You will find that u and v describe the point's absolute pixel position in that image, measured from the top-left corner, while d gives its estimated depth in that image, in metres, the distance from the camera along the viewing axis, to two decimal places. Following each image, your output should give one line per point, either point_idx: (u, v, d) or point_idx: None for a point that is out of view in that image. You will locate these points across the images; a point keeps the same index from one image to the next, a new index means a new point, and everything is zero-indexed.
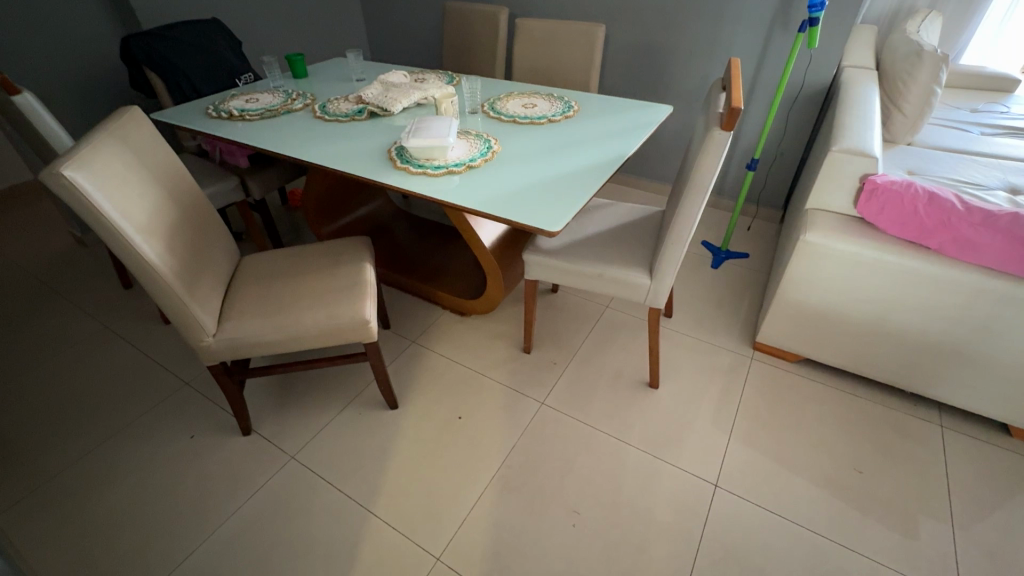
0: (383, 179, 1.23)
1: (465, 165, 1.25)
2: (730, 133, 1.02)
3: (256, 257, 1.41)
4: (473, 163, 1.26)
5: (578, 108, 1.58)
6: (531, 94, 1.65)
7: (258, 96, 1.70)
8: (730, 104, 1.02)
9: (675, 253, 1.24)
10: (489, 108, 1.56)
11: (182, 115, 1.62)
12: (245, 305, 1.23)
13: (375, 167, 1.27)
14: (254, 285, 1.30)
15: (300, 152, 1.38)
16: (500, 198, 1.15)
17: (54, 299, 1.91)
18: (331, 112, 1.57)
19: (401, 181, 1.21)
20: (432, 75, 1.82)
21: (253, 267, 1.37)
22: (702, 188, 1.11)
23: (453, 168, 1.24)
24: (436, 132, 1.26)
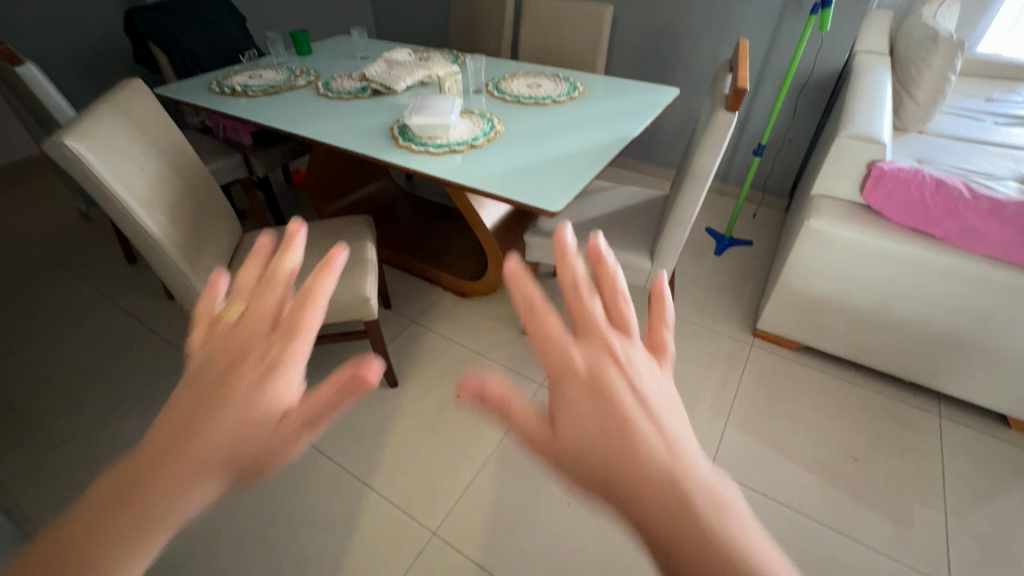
0: (385, 156, 1.22)
1: (468, 144, 1.24)
2: (735, 115, 1.01)
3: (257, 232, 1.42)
4: (476, 142, 1.25)
5: (584, 89, 1.56)
6: (536, 75, 1.63)
7: (261, 72, 1.69)
8: (735, 86, 1.01)
9: (676, 236, 1.23)
10: (493, 86, 1.54)
11: (186, 90, 1.62)
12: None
13: (377, 145, 1.26)
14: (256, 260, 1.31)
15: (303, 128, 1.38)
16: (501, 177, 1.15)
17: (58, 273, 1.93)
18: (334, 89, 1.57)
19: (403, 158, 1.21)
20: (437, 53, 1.80)
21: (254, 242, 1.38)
22: (704, 172, 1.10)
23: (457, 146, 1.24)
24: (438, 110, 1.25)
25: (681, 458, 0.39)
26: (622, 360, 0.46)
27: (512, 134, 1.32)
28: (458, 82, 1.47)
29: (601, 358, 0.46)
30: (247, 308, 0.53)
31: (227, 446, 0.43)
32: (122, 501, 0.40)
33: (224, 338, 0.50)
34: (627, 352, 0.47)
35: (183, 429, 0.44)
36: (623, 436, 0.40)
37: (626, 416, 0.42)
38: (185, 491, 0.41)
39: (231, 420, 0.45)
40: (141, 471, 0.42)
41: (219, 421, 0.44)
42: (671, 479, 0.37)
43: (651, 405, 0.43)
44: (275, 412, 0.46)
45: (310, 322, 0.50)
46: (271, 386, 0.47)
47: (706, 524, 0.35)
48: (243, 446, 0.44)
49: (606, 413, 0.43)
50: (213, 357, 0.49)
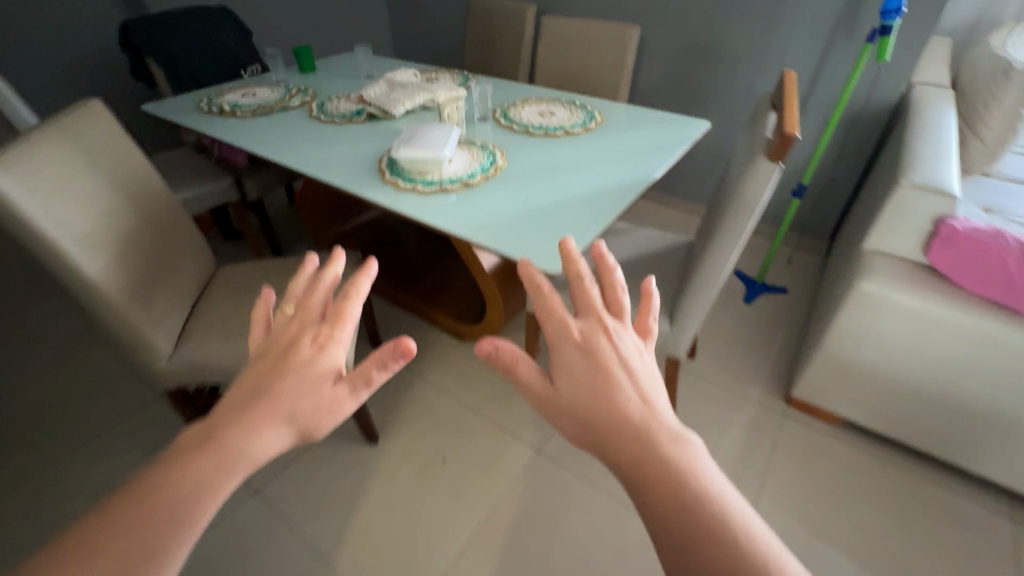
0: (368, 192, 1.07)
1: (463, 182, 1.08)
2: (780, 164, 0.83)
3: (231, 265, 1.29)
4: (473, 179, 1.09)
5: (602, 119, 1.40)
6: (549, 102, 1.47)
7: (256, 90, 1.59)
8: (781, 129, 0.82)
9: (699, 302, 1.04)
10: (500, 114, 1.39)
11: (176, 107, 1.52)
12: (209, 327, 1.11)
13: (360, 177, 1.11)
14: (224, 301, 1.18)
15: (286, 156, 1.25)
16: (495, 224, 0.98)
17: (46, 295, 1.86)
18: (329, 112, 1.44)
19: (387, 196, 1.06)
20: (445, 75, 1.67)
21: (225, 279, 1.25)
22: (736, 232, 0.91)
23: (450, 183, 1.08)
24: (432, 142, 1.09)
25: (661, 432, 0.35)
26: (616, 334, 0.41)
27: (515, 170, 1.16)
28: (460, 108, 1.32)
29: (593, 327, 0.41)
30: (295, 302, 0.45)
31: (278, 421, 0.36)
32: (177, 464, 0.32)
33: (267, 338, 0.41)
34: (622, 330, 0.42)
35: (237, 399, 0.37)
36: (607, 401, 0.36)
37: (611, 382, 0.37)
38: (250, 457, 0.34)
39: (279, 395, 0.37)
40: (196, 441, 0.35)
41: (266, 404, 0.36)
42: (650, 452, 0.34)
43: (637, 374, 0.39)
44: (334, 393, 0.37)
45: (357, 296, 0.41)
46: (320, 361, 0.38)
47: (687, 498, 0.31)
48: (302, 409, 0.37)
49: (596, 379, 0.38)
50: (264, 340, 0.42)
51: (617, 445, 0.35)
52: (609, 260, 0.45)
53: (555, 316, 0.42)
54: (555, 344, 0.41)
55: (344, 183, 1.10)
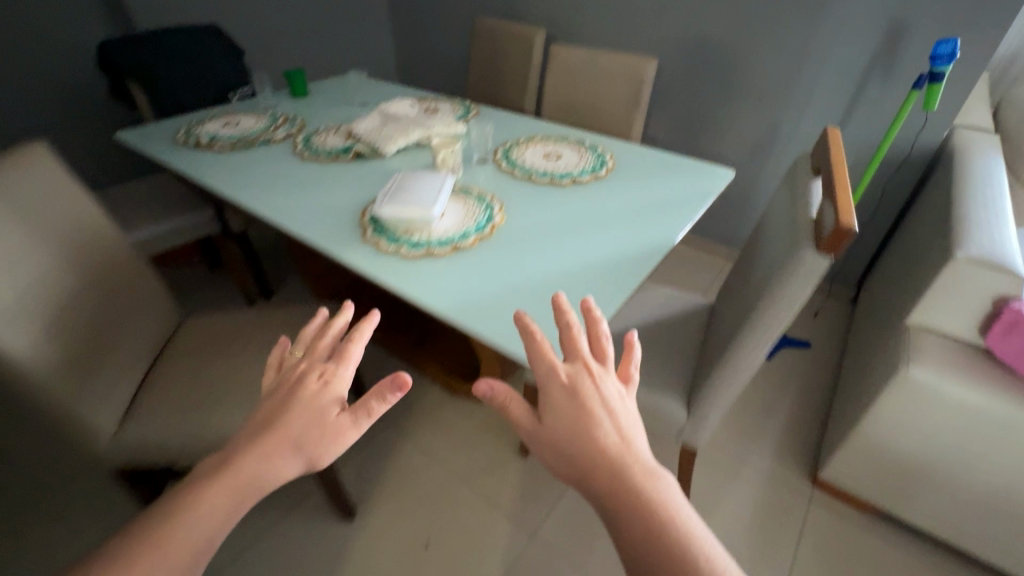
0: (342, 254, 0.94)
1: (452, 245, 0.94)
2: (831, 259, 0.67)
3: (196, 316, 1.16)
4: (463, 242, 0.95)
5: (614, 163, 1.26)
6: (557, 142, 1.34)
7: (239, 119, 1.47)
8: (834, 217, 0.67)
9: (721, 395, 0.89)
10: (502, 156, 1.26)
11: (150, 136, 1.39)
12: (160, 402, 0.99)
13: (337, 234, 0.98)
14: (182, 366, 1.05)
15: (260, 201, 1.12)
16: (488, 300, 0.84)
17: None
18: (315, 147, 1.31)
19: (363, 259, 0.92)
20: (445, 106, 1.55)
21: (189, 336, 1.12)
22: (772, 327, 0.76)
23: (436, 247, 0.94)
24: (420, 199, 0.96)
25: (629, 456, 0.48)
26: (596, 377, 0.54)
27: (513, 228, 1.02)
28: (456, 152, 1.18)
29: (577, 371, 0.54)
30: (305, 353, 0.58)
31: (306, 442, 0.49)
32: (204, 487, 0.45)
33: (286, 373, 0.55)
34: (601, 374, 0.54)
35: (252, 435, 0.49)
36: (586, 435, 0.49)
37: (591, 419, 0.50)
38: (263, 480, 0.46)
39: (307, 424, 0.49)
40: (217, 468, 0.47)
41: (296, 428, 0.49)
42: (619, 473, 0.47)
43: (613, 413, 0.51)
44: (347, 421, 0.50)
45: (355, 351, 0.54)
46: (336, 396, 0.52)
47: (650, 512, 0.45)
48: (308, 440, 0.49)
49: (579, 416, 0.50)
50: (279, 384, 0.54)
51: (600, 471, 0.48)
52: (594, 312, 0.58)
53: (546, 363, 0.54)
54: (548, 384, 0.53)
55: (317, 241, 0.97)
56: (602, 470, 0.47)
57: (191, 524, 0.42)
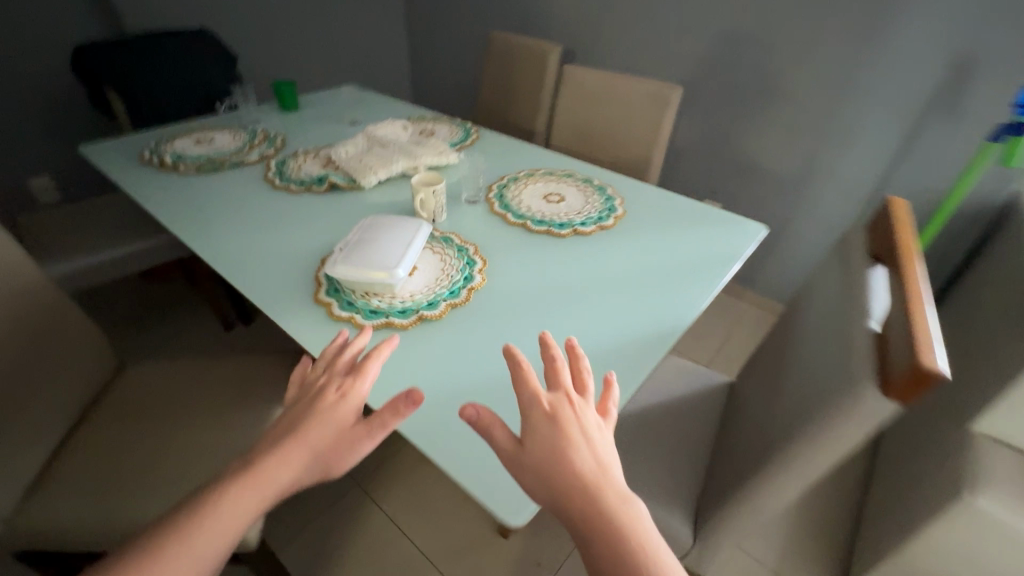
0: (283, 318, 0.78)
1: (414, 315, 0.78)
2: (900, 407, 0.49)
3: (137, 365, 1.04)
4: (428, 312, 0.79)
5: (624, 210, 1.08)
6: (562, 181, 1.17)
7: (213, 137, 1.34)
8: (907, 348, 0.49)
9: (736, 530, 0.70)
10: (495, 196, 1.09)
11: (113, 152, 1.26)
12: (76, 475, 0.86)
13: (282, 290, 0.83)
14: (110, 430, 0.93)
15: (208, 240, 0.97)
16: (448, 400, 0.68)
17: None
18: (287, 175, 1.17)
19: (306, 328, 0.76)
20: (441, 131, 1.40)
21: (123, 391, 1.00)
22: (807, 470, 0.59)
23: (394, 316, 0.77)
24: (382, 256, 0.80)
25: (607, 486, 0.50)
26: (578, 408, 0.55)
27: (494, 292, 0.85)
28: (439, 195, 0.99)
29: (559, 399, 0.55)
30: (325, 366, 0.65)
31: (322, 451, 0.57)
32: (230, 487, 0.54)
33: (309, 384, 0.63)
34: (583, 405, 0.55)
35: (272, 443, 0.57)
36: (565, 464, 0.51)
37: (571, 448, 0.51)
38: (278, 481, 0.55)
39: (319, 437, 0.57)
40: (241, 471, 0.56)
41: (311, 439, 0.57)
42: (596, 501, 0.49)
43: (594, 443, 0.53)
44: (359, 435, 0.57)
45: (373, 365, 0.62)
46: (350, 411, 0.60)
47: (623, 543, 0.47)
48: (324, 449, 0.57)
49: (560, 444, 0.52)
50: (303, 394, 0.63)
51: (574, 502, 0.50)
52: (578, 350, 0.60)
53: (531, 391, 0.55)
54: (529, 418, 0.54)
55: (257, 298, 0.82)
56: (574, 500, 0.50)
57: (223, 516, 0.53)
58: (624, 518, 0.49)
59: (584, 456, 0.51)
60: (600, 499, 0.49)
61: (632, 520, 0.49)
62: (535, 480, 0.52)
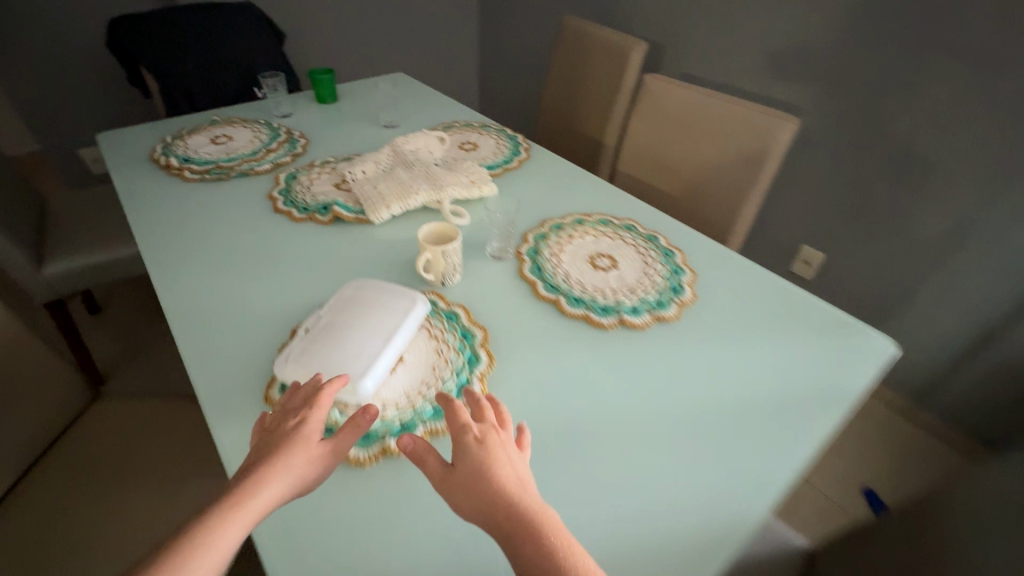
0: (220, 424, 0.62)
1: (376, 447, 0.59)
2: None
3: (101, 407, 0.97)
4: (396, 441, 0.59)
5: (695, 292, 0.82)
6: (618, 236, 0.91)
7: (234, 134, 1.20)
8: None
9: None
10: (528, 253, 0.87)
11: (127, 145, 1.16)
12: (14, 544, 0.79)
13: (232, 380, 0.67)
14: (60, 486, 0.86)
15: (181, 281, 0.82)
16: None
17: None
18: (293, 195, 1.00)
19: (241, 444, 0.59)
20: (485, 149, 1.17)
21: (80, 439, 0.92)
22: None
23: (350, 444, 0.58)
24: (345, 364, 0.61)
25: (541, 512, 0.43)
26: (505, 437, 0.50)
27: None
28: (453, 255, 0.78)
29: (484, 423, 0.50)
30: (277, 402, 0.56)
31: (298, 472, 0.47)
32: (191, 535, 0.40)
33: (266, 418, 0.53)
34: (508, 435, 0.50)
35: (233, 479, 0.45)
36: (495, 486, 0.44)
37: (499, 471, 0.45)
38: (255, 509, 0.43)
39: (291, 458, 0.48)
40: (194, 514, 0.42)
41: (288, 460, 0.47)
42: (528, 526, 0.42)
43: (519, 473, 0.47)
44: (337, 444, 0.50)
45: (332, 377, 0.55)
46: (318, 421, 0.51)
47: (550, 547, 0.40)
48: (302, 465, 0.48)
49: (489, 466, 0.46)
50: (259, 430, 0.52)
51: (497, 513, 0.43)
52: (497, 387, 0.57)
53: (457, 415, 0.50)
54: (455, 434, 0.48)
55: (201, 385, 0.66)
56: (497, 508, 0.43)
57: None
58: (550, 522, 0.43)
59: (505, 471, 0.46)
60: (518, 506, 0.43)
61: (555, 527, 0.42)
62: (460, 488, 0.45)
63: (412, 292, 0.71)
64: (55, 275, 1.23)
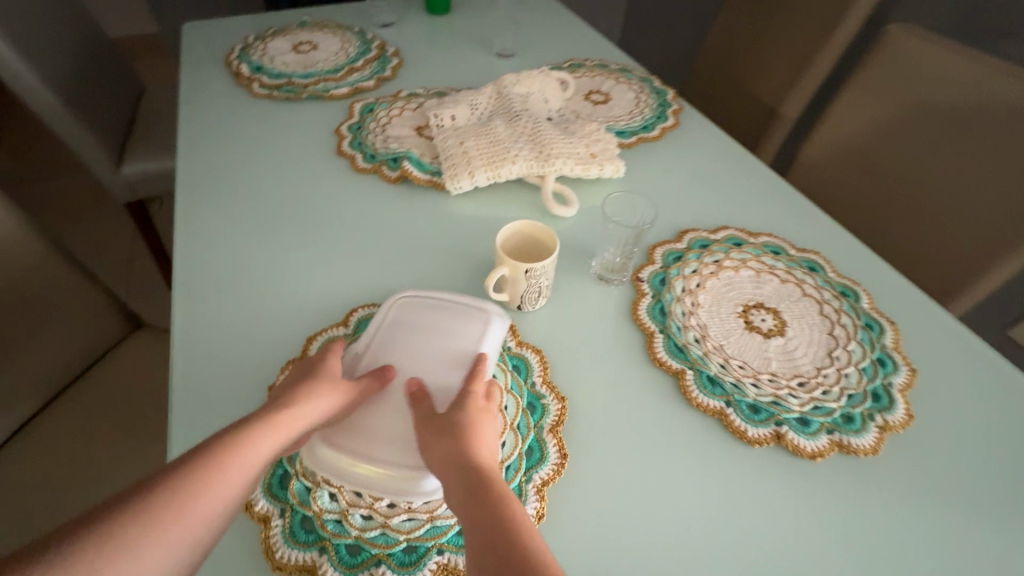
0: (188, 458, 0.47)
1: (363, 574, 0.39)
2: None
3: (117, 358, 0.81)
4: (393, 573, 0.39)
5: (909, 413, 0.50)
6: (792, 280, 0.60)
7: (320, 42, 1.00)
8: None
9: None
10: (652, 282, 0.59)
11: (208, 42, 1.00)
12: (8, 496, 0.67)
13: (224, 396, 0.51)
14: (61, 440, 0.72)
15: (206, 230, 0.66)
16: None
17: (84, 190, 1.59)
18: (363, 135, 0.79)
19: None
20: (617, 104, 0.87)
21: (78, 398, 0.77)
22: None
23: (330, 556, 0.39)
24: (360, 438, 0.41)
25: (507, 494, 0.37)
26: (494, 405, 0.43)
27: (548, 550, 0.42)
28: (544, 274, 0.53)
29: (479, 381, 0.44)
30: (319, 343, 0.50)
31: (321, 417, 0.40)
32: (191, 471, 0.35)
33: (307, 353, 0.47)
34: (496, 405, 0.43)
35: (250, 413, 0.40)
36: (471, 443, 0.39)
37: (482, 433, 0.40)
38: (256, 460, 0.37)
39: (311, 393, 0.41)
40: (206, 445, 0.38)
41: (311, 401, 0.41)
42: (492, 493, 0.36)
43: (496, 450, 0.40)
44: (366, 387, 0.42)
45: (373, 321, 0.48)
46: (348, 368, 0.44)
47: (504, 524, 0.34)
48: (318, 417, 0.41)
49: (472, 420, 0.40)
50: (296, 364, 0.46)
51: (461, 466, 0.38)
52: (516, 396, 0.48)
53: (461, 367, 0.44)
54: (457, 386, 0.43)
55: (181, 393, 0.51)
56: (475, 469, 0.38)
57: (203, 490, 0.35)
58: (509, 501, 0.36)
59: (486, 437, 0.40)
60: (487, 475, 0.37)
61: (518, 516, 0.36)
62: (436, 435, 0.39)
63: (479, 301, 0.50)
64: (132, 176, 1.16)
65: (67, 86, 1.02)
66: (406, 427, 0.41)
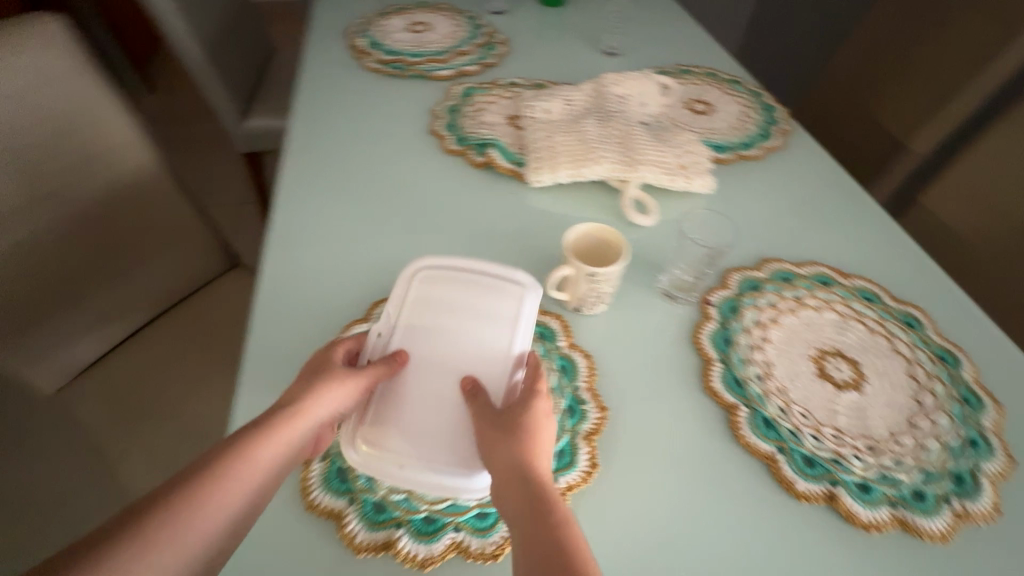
0: (254, 391, 0.51)
1: (383, 533, 0.41)
2: None
3: (216, 290, 0.91)
4: (410, 539, 0.41)
5: (996, 505, 0.44)
6: (882, 332, 0.54)
7: (434, 23, 1.04)
8: None
9: None
10: (722, 308, 0.56)
11: (335, 14, 1.08)
12: (114, 390, 0.78)
13: (293, 341, 0.56)
14: (161, 350, 0.83)
15: (304, 188, 0.72)
16: None
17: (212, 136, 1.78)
18: (458, 118, 0.82)
19: None
20: (720, 115, 0.82)
21: (180, 319, 0.87)
22: None
23: (355, 509, 0.42)
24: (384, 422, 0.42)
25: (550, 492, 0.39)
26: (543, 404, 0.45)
27: None
28: (609, 280, 0.52)
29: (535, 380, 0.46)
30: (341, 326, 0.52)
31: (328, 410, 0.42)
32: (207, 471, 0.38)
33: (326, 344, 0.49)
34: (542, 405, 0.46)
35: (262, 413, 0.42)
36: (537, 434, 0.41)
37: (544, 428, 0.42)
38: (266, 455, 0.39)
39: (319, 392, 0.42)
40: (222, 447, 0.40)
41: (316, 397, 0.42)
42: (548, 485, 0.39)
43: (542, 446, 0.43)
44: (373, 376, 0.43)
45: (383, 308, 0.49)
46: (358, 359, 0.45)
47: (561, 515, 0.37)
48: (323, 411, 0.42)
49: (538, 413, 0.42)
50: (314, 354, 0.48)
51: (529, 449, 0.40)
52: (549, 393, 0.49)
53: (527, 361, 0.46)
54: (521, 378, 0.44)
55: (257, 331, 0.56)
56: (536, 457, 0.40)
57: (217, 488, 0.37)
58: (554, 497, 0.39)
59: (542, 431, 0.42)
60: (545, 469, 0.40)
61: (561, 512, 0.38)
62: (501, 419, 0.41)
63: (509, 273, 0.50)
64: (252, 130, 1.28)
65: (213, 43, 1.14)
66: (448, 420, 0.42)
